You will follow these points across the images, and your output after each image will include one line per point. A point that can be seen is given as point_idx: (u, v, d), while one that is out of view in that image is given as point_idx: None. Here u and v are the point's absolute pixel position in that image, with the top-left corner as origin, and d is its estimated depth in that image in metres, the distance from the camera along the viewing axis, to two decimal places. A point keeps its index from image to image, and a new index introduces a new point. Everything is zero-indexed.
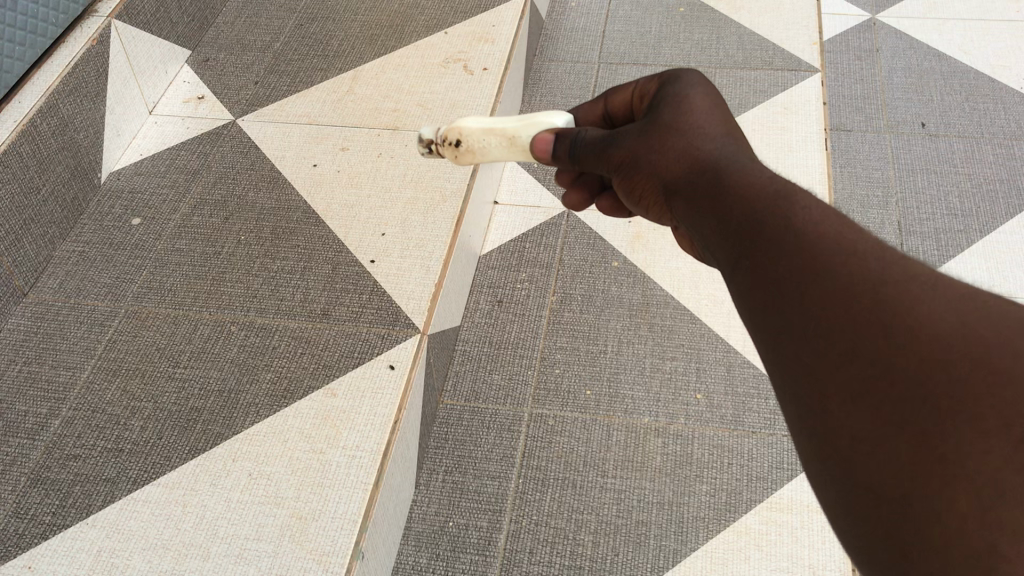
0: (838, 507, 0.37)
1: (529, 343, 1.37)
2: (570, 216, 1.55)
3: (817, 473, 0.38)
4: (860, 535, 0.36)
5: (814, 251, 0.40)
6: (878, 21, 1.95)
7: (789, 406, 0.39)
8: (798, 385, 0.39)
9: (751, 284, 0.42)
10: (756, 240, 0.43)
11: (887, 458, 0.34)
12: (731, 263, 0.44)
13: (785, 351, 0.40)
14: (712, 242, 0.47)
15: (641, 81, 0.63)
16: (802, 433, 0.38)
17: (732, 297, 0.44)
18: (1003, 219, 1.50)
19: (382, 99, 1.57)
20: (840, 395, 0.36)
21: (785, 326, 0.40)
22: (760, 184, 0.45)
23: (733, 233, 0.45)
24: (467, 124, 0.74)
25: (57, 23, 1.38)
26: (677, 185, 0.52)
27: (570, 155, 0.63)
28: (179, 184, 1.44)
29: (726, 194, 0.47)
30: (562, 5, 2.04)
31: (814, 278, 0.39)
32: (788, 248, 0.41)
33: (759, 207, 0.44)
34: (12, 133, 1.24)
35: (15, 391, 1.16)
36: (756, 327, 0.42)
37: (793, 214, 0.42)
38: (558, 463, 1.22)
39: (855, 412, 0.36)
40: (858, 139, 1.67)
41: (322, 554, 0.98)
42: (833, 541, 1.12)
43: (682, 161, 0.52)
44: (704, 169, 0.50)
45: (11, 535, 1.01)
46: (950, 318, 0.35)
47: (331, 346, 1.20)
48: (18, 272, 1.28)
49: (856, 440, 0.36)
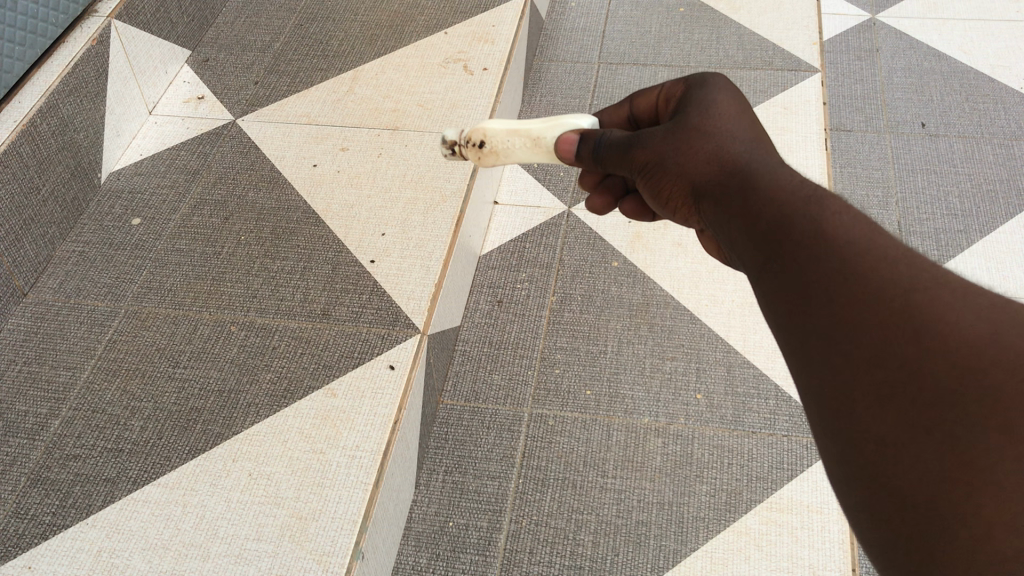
0: (862, 510, 0.37)
1: (529, 343, 1.37)
2: (571, 217, 1.55)
3: (841, 474, 0.38)
4: (884, 539, 0.36)
5: (844, 254, 0.39)
6: (878, 21, 1.95)
7: (814, 406, 0.40)
8: (825, 388, 0.39)
9: (779, 288, 0.42)
10: (784, 243, 0.43)
11: (913, 464, 0.34)
12: (758, 266, 0.44)
13: (811, 352, 0.40)
14: (738, 243, 0.47)
15: (665, 85, 0.63)
16: (827, 436, 0.39)
17: (760, 302, 0.44)
18: (1002, 219, 1.50)
19: (382, 99, 1.57)
20: (867, 398, 0.36)
21: (811, 329, 0.40)
22: (787, 188, 0.45)
23: (760, 236, 0.44)
24: (492, 126, 0.74)
25: (57, 23, 1.38)
26: (704, 187, 0.52)
27: (593, 156, 0.63)
28: (179, 184, 1.44)
29: (752, 197, 0.46)
30: (563, 5, 2.04)
31: (842, 280, 0.39)
32: (816, 252, 0.41)
33: (786, 209, 0.44)
34: (12, 132, 1.24)
35: (15, 391, 1.16)
36: (783, 331, 0.42)
37: (821, 216, 0.42)
38: (558, 463, 1.22)
39: (883, 416, 0.36)
40: (858, 138, 1.67)
41: (322, 554, 0.98)
42: (833, 541, 1.12)
43: (709, 162, 0.52)
44: (729, 172, 0.50)
45: (10, 535, 1.01)
46: (981, 328, 0.34)
47: (331, 346, 1.20)
48: (19, 273, 1.28)
49: (880, 444, 0.36)
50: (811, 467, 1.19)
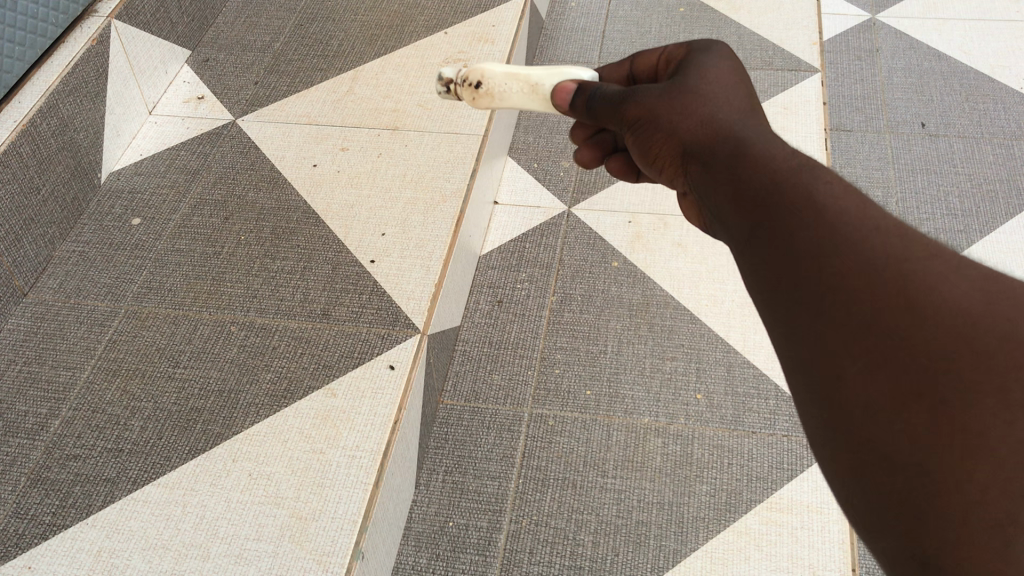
0: (844, 475, 0.37)
1: (529, 343, 1.37)
2: (571, 217, 1.55)
3: (823, 438, 0.38)
4: (863, 502, 0.36)
5: (838, 220, 0.40)
6: (878, 22, 1.94)
7: (795, 370, 0.39)
8: (810, 353, 0.38)
9: (765, 251, 0.42)
10: (774, 208, 0.42)
11: (905, 429, 0.35)
12: (745, 232, 0.44)
13: (796, 317, 0.39)
14: (726, 209, 0.46)
15: (669, 48, 0.63)
16: (808, 400, 0.39)
17: (743, 267, 0.44)
18: (1002, 219, 1.50)
19: (382, 99, 1.57)
20: (855, 361, 0.36)
21: (800, 294, 0.39)
22: (780, 155, 0.45)
23: (750, 203, 0.44)
24: (491, 68, 0.74)
25: (57, 23, 1.37)
26: (695, 151, 0.51)
27: (587, 106, 0.63)
28: (180, 184, 1.44)
29: (746, 162, 0.46)
30: (563, 4, 2.04)
31: (835, 243, 0.39)
32: (807, 218, 0.41)
33: (780, 176, 0.44)
34: (12, 132, 1.24)
35: (15, 391, 1.16)
36: (765, 294, 0.42)
37: (814, 183, 0.42)
38: (558, 463, 1.22)
39: (872, 381, 0.36)
40: (858, 138, 1.67)
41: (322, 554, 0.98)
42: (832, 541, 1.13)
43: (703, 126, 0.52)
44: (724, 136, 0.50)
45: (11, 535, 1.01)
46: (975, 300, 0.36)
47: (331, 346, 1.20)
48: (19, 272, 1.28)
49: (868, 410, 0.36)
50: (811, 467, 1.19)
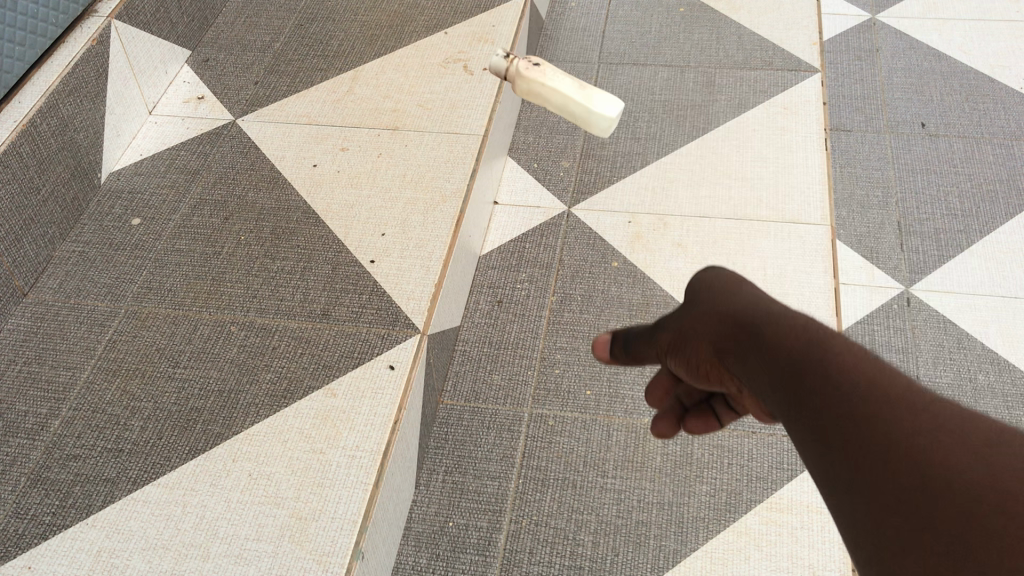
0: (853, 535, 0.41)
1: (529, 343, 1.37)
2: (571, 217, 1.55)
3: (832, 499, 0.43)
4: (874, 547, 0.40)
5: (828, 342, 0.49)
6: (879, 22, 1.94)
7: (803, 455, 0.46)
8: (812, 434, 0.46)
9: (772, 370, 0.51)
10: (773, 334, 0.52)
11: (892, 470, 0.41)
12: (756, 350, 0.53)
13: (801, 412, 0.47)
14: (738, 337, 0.56)
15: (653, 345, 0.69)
16: (815, 475, 0.45)
17: (757, 387, 0.52)
18: (1002, 219, 1.50)
19: (382, 99, 1.57)
20: (848, 433, 0.44)
21: (803, 393, 0.48)
22: (779, 303, 0.56)
23: (757, 334, 0.54)
24: None
25: (57, 23, 1.37)
26: (709, 292, 0.62)
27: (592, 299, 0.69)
28: (180, 184, 1.44)
29: (754, 304, 0.57)
30: (563, 4, 2.03)
31: (827, 353, 0.48)
32: (802, 340, 0.50)
33: (780, 313, 0.54)
34: (12, 132, 1.24)
35: (15, 391, 1.16)
36: (776, 398, 0.50)
37: (806, 320, 0.52)
38: (558, 463, 1.22)
39: (863, 445, 0.43)
40: (858, 138, 1.67)
41: (322, 554, 0.98)
42: (832, 541, 1.13)
43: (718, 276, 0.63)
44: (733, 283, 0.61)
45: (11, 535, 1.01)
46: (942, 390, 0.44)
47: (331, 346, 1.20)
48: (19, 272, 1.28)
49: (862, 465, 0.42)
50: None
